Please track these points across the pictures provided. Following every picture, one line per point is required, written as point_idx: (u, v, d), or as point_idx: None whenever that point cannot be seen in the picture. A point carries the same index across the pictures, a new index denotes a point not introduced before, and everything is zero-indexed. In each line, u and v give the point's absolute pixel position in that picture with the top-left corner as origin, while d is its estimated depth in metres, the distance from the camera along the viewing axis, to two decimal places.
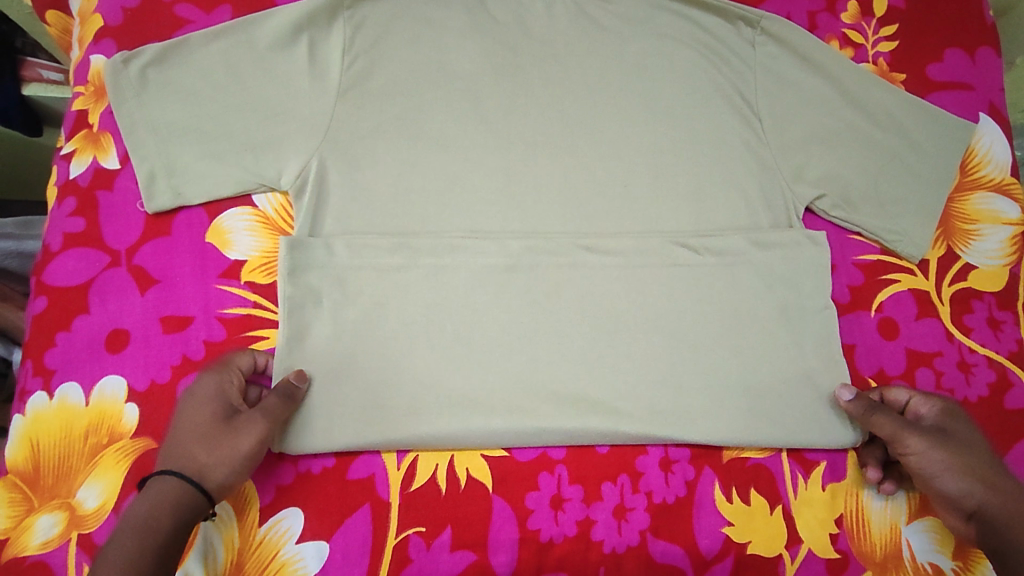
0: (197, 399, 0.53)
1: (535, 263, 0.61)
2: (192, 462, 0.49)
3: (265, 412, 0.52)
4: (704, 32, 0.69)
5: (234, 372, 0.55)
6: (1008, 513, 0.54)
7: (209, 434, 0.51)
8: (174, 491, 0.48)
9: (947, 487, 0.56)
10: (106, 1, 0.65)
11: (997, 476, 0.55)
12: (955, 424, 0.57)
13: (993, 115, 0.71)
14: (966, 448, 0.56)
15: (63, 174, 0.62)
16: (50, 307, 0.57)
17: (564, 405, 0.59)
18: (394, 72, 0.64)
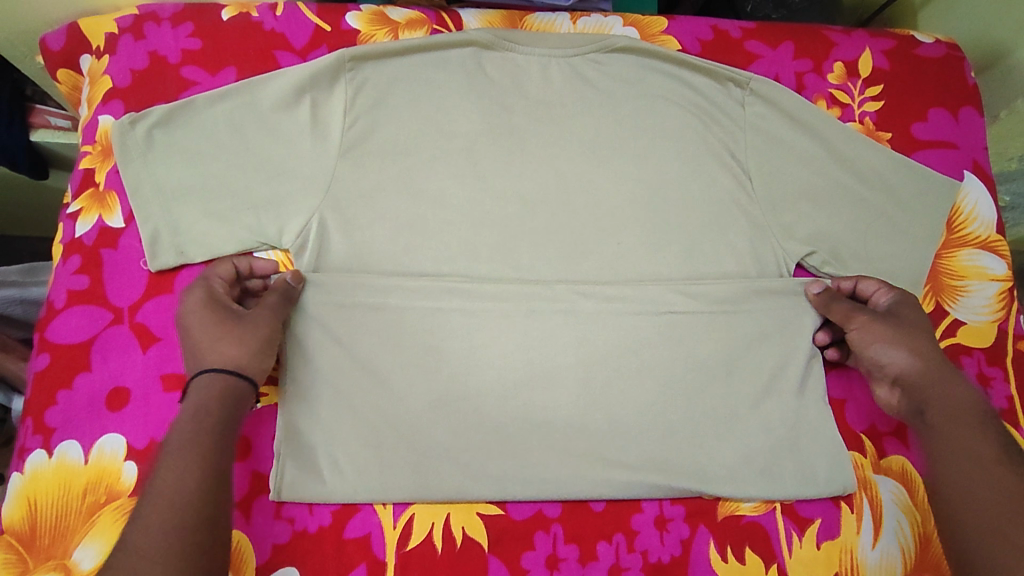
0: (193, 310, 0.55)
1: (531, 319, 0.62)
2: (223, 358, 0.52)
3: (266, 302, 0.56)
4: (695, 92, 0.71)
5: (213, 278, 0.58)
6: (933, 381, 0.57)
7: (219, 331, 0.53)
8: (208, 391, 0.50)
9: (877, 331, 0.60)
10: (116, 63, 0.68)
11: (932, 351, 0.58)
12: (900, 300, 0.62)
13: (977, 173, 0.73)
14: (904, 315, 0.61)
15: (69, 232, 0.63)
16: (52, 364, 0.58)
17: (558, 462, 0.59)
18: (394, 132, 0.66)
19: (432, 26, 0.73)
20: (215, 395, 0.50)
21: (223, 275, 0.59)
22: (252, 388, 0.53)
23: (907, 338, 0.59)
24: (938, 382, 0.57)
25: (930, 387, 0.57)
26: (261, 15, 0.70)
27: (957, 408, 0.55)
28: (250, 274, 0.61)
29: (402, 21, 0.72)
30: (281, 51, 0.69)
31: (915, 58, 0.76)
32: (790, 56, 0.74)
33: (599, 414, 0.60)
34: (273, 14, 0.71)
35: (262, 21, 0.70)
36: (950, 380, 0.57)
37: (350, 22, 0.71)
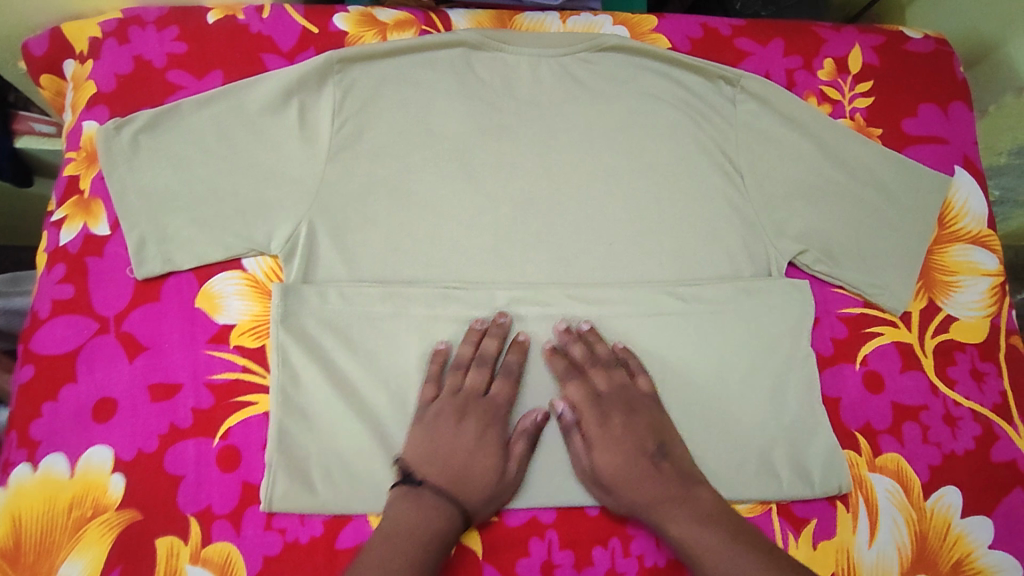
0: (434, 409, 0.58)
1: (524, 323, 0.62)
2: (533, 467, 0.58)
3: (527, 436, 0.59)
4: (685, 90, 0.70)
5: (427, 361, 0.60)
6: (656, 509, 0.55)
7: (556, 445, 0.59)
8: (439, 511, 0.53)
9: (601, 450, 0.58)
10: (100, 68, 0.67)
11: (649, 472, 0.57)
12: (615, 403, 0.60)
13: (968, 168, 0.73)
14: (610, 432, 0.59)
15: (53, 240, 0.62)
16: (37, 376, 0.57)
17: (553, 467, 0.59)
18: (384, 134, 0.65)
19: (420, 27, 0.72)
20: (442, 516, 0.53)
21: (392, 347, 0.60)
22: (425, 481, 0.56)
23: (621, 446, 0.58)
24: (664, 501, 0.55)
25: (653, 508, 0.55)
26: (246, 18, 0.69)
27: (688, 527, 0.54)
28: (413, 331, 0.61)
29: (390, 22, 0.72)
30: (268, 53, 0.68)
31: (905, 53, 0.76)
32: (781, 53, 0.74)
33: (590, 420, 0.59)
34: (259, 16, 0.70)
35: (248, 23, 0.69)
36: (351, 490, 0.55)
37: (337, 24, 0.70)
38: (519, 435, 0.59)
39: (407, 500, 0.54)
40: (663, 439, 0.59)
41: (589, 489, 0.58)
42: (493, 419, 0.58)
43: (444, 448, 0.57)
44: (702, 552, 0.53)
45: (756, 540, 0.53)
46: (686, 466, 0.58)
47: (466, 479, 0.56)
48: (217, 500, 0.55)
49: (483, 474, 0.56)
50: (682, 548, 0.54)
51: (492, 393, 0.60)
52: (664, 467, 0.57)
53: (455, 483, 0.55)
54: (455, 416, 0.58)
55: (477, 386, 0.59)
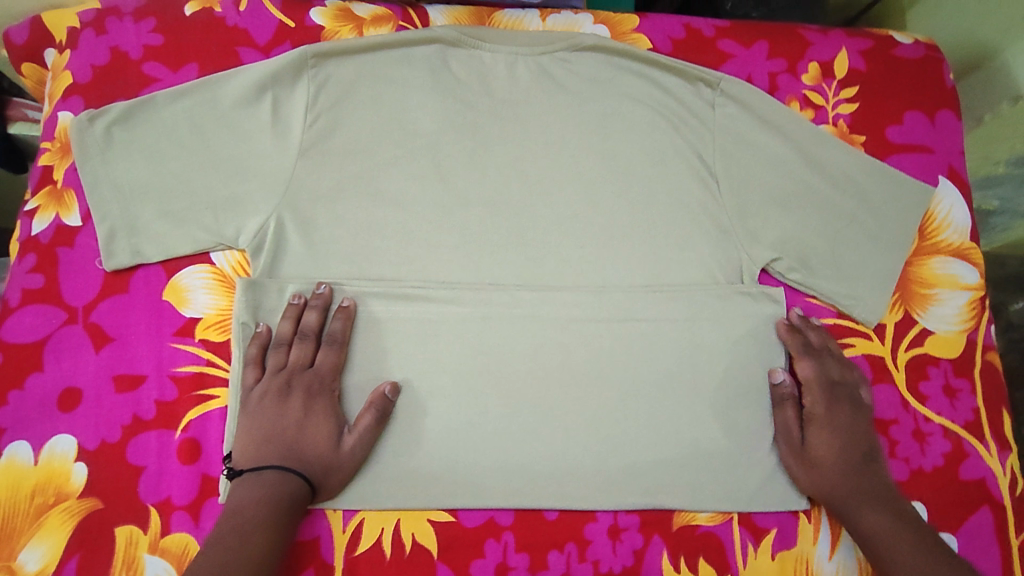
0: (257, 393, 0.57)
1: (488, 326, 0.61)
2: (316, 458, 0.55)
3: (375, 409, 0.57)
4: (664, 92, 0.69)
5: (302, 339, 0.58)
6: (852, 500, 0.58)
7: (329, 432, 0.56)
8: (288, 480, 0.53)
9: (819, 428, 0.61)
10: (77, 58, 0.67)
11: (854, 466, 0.59)
12: (844, 393, 0.61)
13: (953, 179, 0.71)
14: (835, 416, 0.61)
15: (26, 230, 0.63)
16: (4, 363, 0.58)
17: (512, 469, 0.59)
18: (355, 131, 0.65)
19: (398, 22, 0.72)
20: (286, 481, 0.53)
21: (281, 330, 0.58)
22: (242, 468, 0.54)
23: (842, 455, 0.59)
24: (872, 495, 0.58)
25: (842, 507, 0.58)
26: (224, 10, 0.69)
27: (885, 520, 0.56)
28: (301, 310, 0.59)
29: (367, 17, 0.71)
30: (244, 46, 0.68)
31: (894, 58, 0.74)
32: (765, 56, 0.73)
33: (534, 423, 0.60)
34: (237, 9, 0.69)
35: (225, 15, 0.69)
36: (251, 434, 0.55)
37: (314, 18, 0.70)
38: (367, 408, 0.57)
39: (244, 482, 0.53)
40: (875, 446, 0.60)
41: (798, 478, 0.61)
42: (323, 389, 0.57)
43: (269, 426, 0.55)
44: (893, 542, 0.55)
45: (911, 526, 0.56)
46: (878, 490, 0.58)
47: (301, 452, 0.55)
48: (177, 492, 0.56)
49: (319, 445, 0.56)
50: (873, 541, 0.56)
51: (317, 363, 0.58)
52: (878, 469, 0.59)
53: (290, 459, 0.54)
54: (279, 395, 0.56)
55: (301, 360, 0.58)
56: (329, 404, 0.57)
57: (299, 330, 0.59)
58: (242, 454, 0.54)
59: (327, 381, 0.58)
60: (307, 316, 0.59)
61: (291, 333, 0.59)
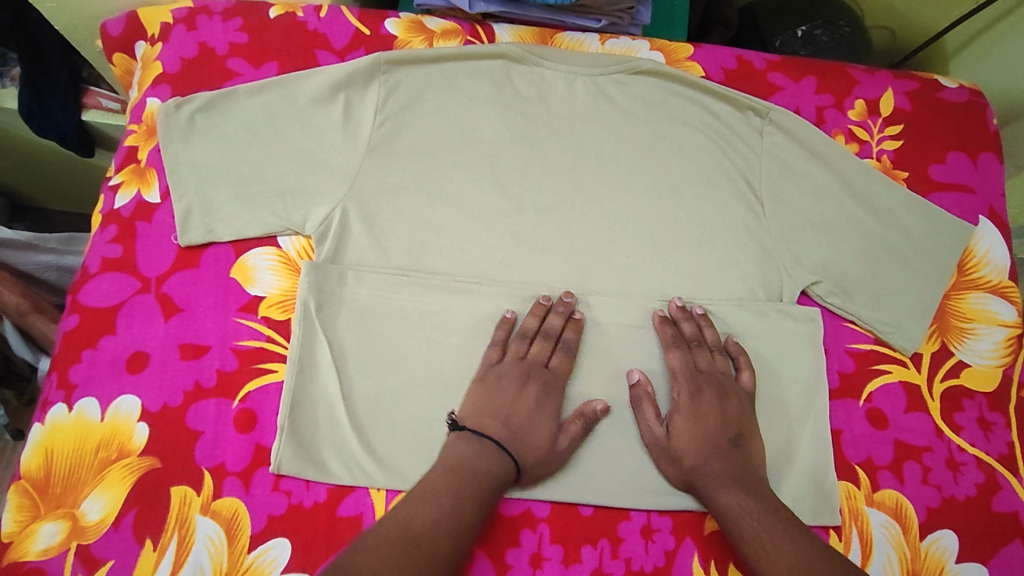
0: (497, 371, 0.61)
1: (550, 309, 0.63)
2: (535, 449, 0.58)
3: (583, 420, 0.60)
4: (714, 117, 0.72)
5: (540, 341, 0.62)
6: (708, 479, 0.58)
7: (533, 417, 0.59)
8: (502, 459, 0.56)
9: (683, 419, 0.61)
10: (168, 51, 0.72)
11: (714, 452, 0.59)
12: (710, 381, 0.62)
13: (992, 219, 0.74)
14: (699, 405, 0.61)
15: (109, 203, 0.67)
16: (81, 325, 0.61)
17: (555, 454, 0.59)
18: (422, 133, 0.69)
19: (465, 37, 0.76)
20: (501, 462, 0.56)
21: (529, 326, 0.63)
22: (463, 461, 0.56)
23: (709, 434, 0.60)
24: (719, 475, 0.58)
25: (715, 484, 0.58)
26: (306, 15, 0.74)
27: (736, 499, 0.56)
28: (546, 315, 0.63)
29: (438, 31, 0.76)
30: (321, 50, 0.73)
31: (938, 101, 0.77)
32: (813, 90, 0.76)
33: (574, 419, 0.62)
34: (317, 14, 0.74)
35: (306, 20, 0.74)
36: (496, 414, 0.58)
37: (388, 28, 0.75)
38: (575, 417, 0.60)
39: (467, 441, 0.56)
40: (742, 432, 0.61)
41: (654, 455, 0.61)
42: (554, 389, 0.61)
43: (503, 406, 0.59)
44: (745, 519, 0.55)
45: (767, 502, 0.56)
46: (734, 470, 0.58)
47: (524, 436, 0.58)
48: (230, 458, 0.58)
49: (539, 440, 0.58)
50: (728, 513, 0.56)
51: (554, 365, 0.62)
52: (739, 456, 0.60)
53: (514, 442, 0.57)
54: (517, 381, 0.60)
55: (541, 356, 0.62)
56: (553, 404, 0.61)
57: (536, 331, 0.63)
58: (468, 413, 0.58)
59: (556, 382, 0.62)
60: (531, 322, 0.63)
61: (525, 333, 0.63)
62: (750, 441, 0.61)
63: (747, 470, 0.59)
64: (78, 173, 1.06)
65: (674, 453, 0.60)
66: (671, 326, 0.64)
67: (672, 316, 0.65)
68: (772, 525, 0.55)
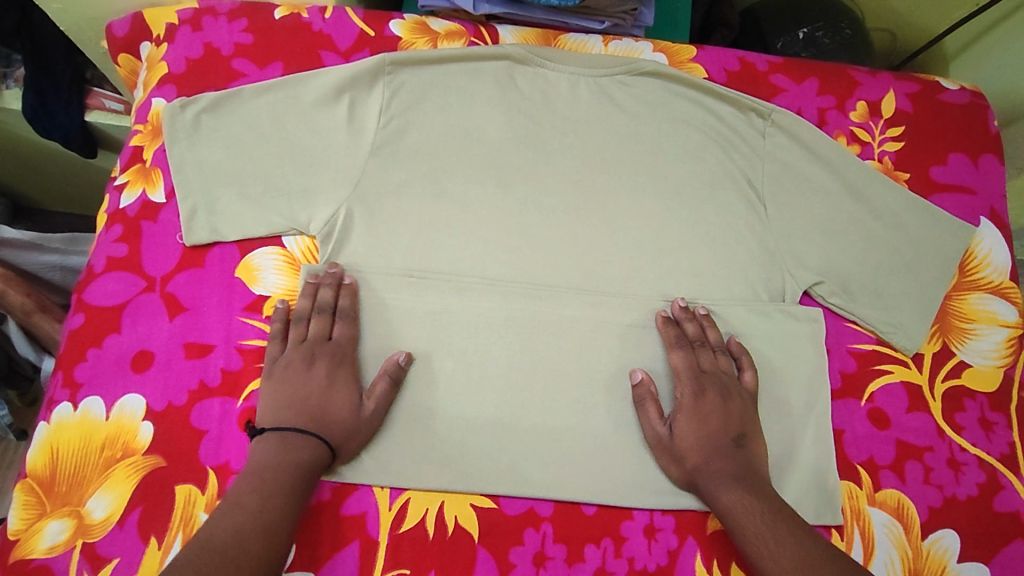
0: (281, 363, 0.60)
1: (319, 285, 0.62)
2: (340, 427, 0.58)
3: (389, 376, 0.60)
4: (716, 118, 0.73)
5: (314, 317, 0.62)
6: (711, 479, 0.58)
7: (317, 393, 0.59)
8: (309, 447, 0.55)
9: (685, 418, 0.61)
10: (173, 52, 0.72)
11: (717, 452, 0.60)
12: (713, 381, 0.62)
13: (993, 220, 0.74)
14: (702, 405, 0.61)
15: (115, 203, 0.67)
16: (86, 324, 0.62)
17: (363, 420, 0.59)
18: (426, 134, 0.69)
19: (469, 39, 0.77)
20: (308, 449, 0.55)
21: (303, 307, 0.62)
22: (331, 454, 0.57)
23: (713, 434, 0.60)
24: (722, 475, 0.58)
25: (719, 484, 0.58)
26: (310, 16, 0.75)
27: (740, 499, 0.57)
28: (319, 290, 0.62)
29: (442, 32, 0.76)
30: (326, 50, 0.73)
31: (939, 102, 0.78)
32: (814, 92, 0.76)
33: (576, 418, 0.62)
34: (322, 16, 0.75)
35: (311, 21, 0.74)
36: (297, 396, 0.58)
37: (393, 29, 0.75)
38: (381, 376, 0.60)
39: (265, 442, 0.56)
40: (744, 432, 0.61)
41: (657, 455, 0.61)
42: (342, 360, 0.61)
43: (293, 394, 0.58)
44: (749, 519, 0.56)
45: (769, 501, 0.57)
46: (738, 470, 0.59)
47: (322, 415, 0.58)
48: (235, 457, 0.58)
49: (340, 410, 0.58)
50: (732, 513, 0.56)
51: (336, 336, 0.62)
52: (742, 456, 0.60)
53: (316, 422, 0.57)
54: (302, 362, 0.60)
55: (320, 331, 0.61)
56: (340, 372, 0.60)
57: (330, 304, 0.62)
58: (265, 416, 0.58)
59: (339, 351, 0.61)
60: (327, 292, 0.62)
61: (314, 308, 0.62)
62: (753, 441, 0.61)
63: (750, 471, 0.59)
64: (81, 174, 1.06)
65: (677, 452, 0.60)
66: (674, 326, 0.64)
67: (675, 316, 0.65)
68: (775, 525, 0.55)
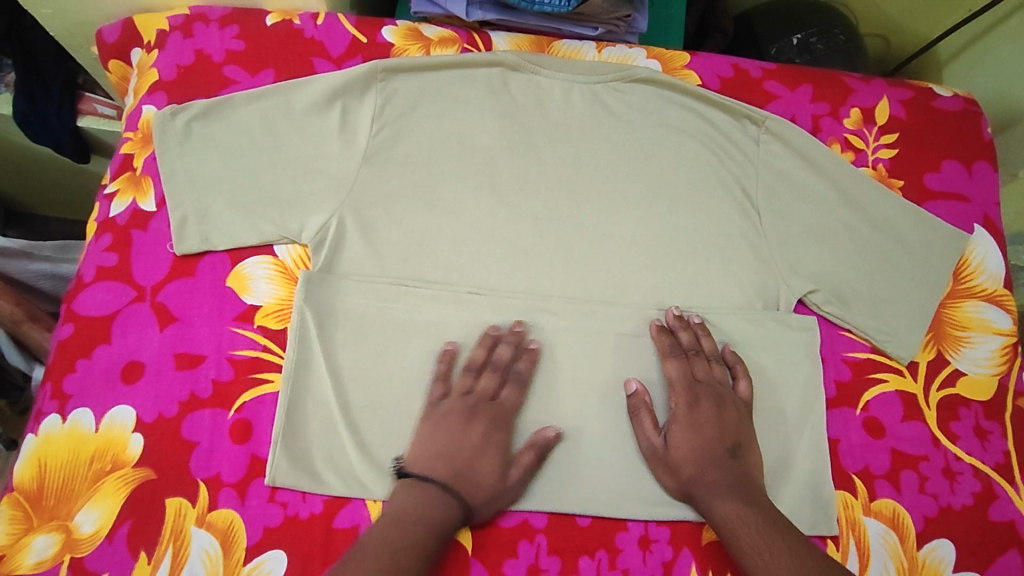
0: (446, 408, 0.59)
1: (498, 341, 0.62)
2: (467, 486, 0.56)
3: (490, 422, 0.59)
4: (710, 126, 0.73)
5: (486, 375, 0.61)
6: (705, 490, 0.58)
7: (471, 449, 0.58)
8: (447, 503, 0.55)
9: (681, 429, 0.61)
10: (163, 58, 0.72)
11: (712, 463, 0.59)
12: (708, 391, 0.62)
13: (987, 228, 0.74)
14: (697, 415, 0.61)
15: (104, 211, 0.67)
16: (75, 335, 0.61)
17: (506, 489, 0.58)
18: (419, 141, 0.69)
19: (462, 45, 0.76)
20: (448, 506, 0.54)
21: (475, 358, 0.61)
22: (462, 517, 0.55)
23: (707, 445, 0.60)
24: (717, 486, 0.58)
25: (714, 495, 0.58)
26: (302, 23, 0.74)
27: (735, 510, 0.56)
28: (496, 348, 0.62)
29: (435, 39, 0.76)
30: (318, 57, 0.73)
31: (933, 109, 0.78)
32: (808, 99, 0.76)
33: (570, 429, 0.62)
34: (314, 22, 0.74)
35: (303, 28, 0.74)
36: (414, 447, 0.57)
37: (385, 36, 0.75)
38: (528, 447, 0.59)
39: (409, 491, 0.55)
40: (740, 442, 0.61)
41: (651, 465, 0.61)
42: (502, 425, 0.60)
43: (449, 445, 0.58)
44: (744, 530, 0.55)
45: (765, 512, 0.56)
46: (733, 481, 0.58)
47: (470, 474, 0.57)
48: (225, 469, 0.58)
49: (486, 476, 0.57)
50: (727, 524, 0.56)
51: (503, 398, 0.61)
52: (737, 466, 0.60)
53: (455, 479, 0.56)
54: (438, 414, 0.59)
55: (489, 390, 0.60)
56: (505, 441, 0.59)
57: (506, 363, 0.62)
58: (417, 463, 0.57)
59: (506, 415, 0.60)
60: (504, 351, 0.62)
61: (495, 364, 0.61)
62: (748, 450, 0.61)
63: (745, 481, 0.59)
64: (73, 179, 1.05)
65: (672, 463, 0.60)
66: (669, 336, 0.64)
67: (670, 326, 0.65)
68: (771, 536, 0.54)
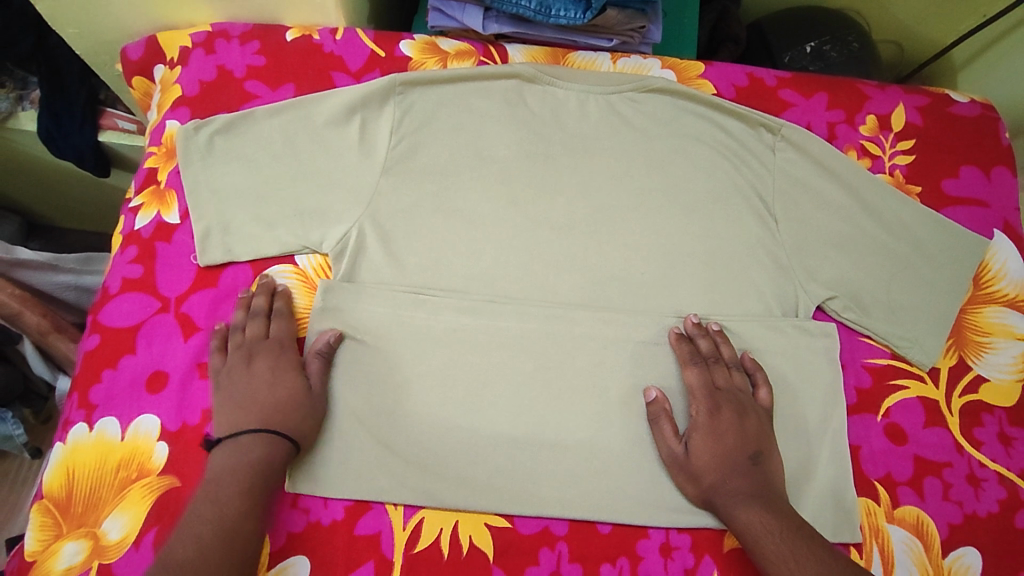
0: (224, 371, 0.60)
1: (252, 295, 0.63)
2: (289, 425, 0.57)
3: (322, 355, 0.61)
4: (726, 134, 0.73)
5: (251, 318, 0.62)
6: (728, 499, 0.58)
7: (261, 386, 0.59)
8: (266, 442, 0.56)
9: (702, 436, 0.60)
10: (186, 75, 0.74)
11: (733, 470, 0.59)
12: (728, 399, 0.62)
13: (1007, 233, 0.73)
14: (718, 423, 0.61)
15: (129, 224, 0.68)
16: (102, 345, 0.62)
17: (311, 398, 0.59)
18: (437, 152, 0.70)
19: (479, 58, 0.78)
20: (264, 444, 0.56)
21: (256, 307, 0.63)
22: (293, 446, 0.57)
23: (729, 452, 0.60)
24: (739, 494, 0.58)
25: (736, 504, 0.57)
26: (321, 38, 0.75)
27: (758, 518, 0.56)
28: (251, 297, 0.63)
29: (451, 52, 0.77)
30: (337, 72, 0.74)
31: (950, 115, 0.77)
32: (823, 106, 0.76)
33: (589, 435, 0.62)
34: (333, 37, 0.76)
35: (322, 43, 0.75)
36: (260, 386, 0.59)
37: (403, 50, 0.76)
38: (314, 356, 0.61)
39: (224, 449, 0.55)
40: (761, 450, 0.61)
41: (672, 473, 0.61)
42: (282, 350, 0.61)
43: (243, 390, 0.58)
44: (768, 539, 0.55)
45: (788, 519, 0.56)
46: (756, 488, 0.58)
47: (276, 406, 0.58)
48: None
49: (291, 395, 0.59)
50: (749, 532, 0.56)
51: (273, 332, 0.62)
52: (759, 474, 0.59)
53: (267, 417, 0.57)
54: (244, 363, 0.60)
55: (257, 333, 0.61)
56: (291, 362, 0.61)
57: (263, 307, 0.63)
58: (222, 424, 0.57)
59: (277, 345, 0.61)
60: (259, 299, 0.63)
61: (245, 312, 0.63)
62: (770, 459, 0.60)
63: (768, 489, 0.59)
64: (96, 194, 1.07)
65: (693, 471, 0.60)
66: (687, 344, 0.64)
67: (688, 333, 0.65)
68: (795, 545, 0.54)
